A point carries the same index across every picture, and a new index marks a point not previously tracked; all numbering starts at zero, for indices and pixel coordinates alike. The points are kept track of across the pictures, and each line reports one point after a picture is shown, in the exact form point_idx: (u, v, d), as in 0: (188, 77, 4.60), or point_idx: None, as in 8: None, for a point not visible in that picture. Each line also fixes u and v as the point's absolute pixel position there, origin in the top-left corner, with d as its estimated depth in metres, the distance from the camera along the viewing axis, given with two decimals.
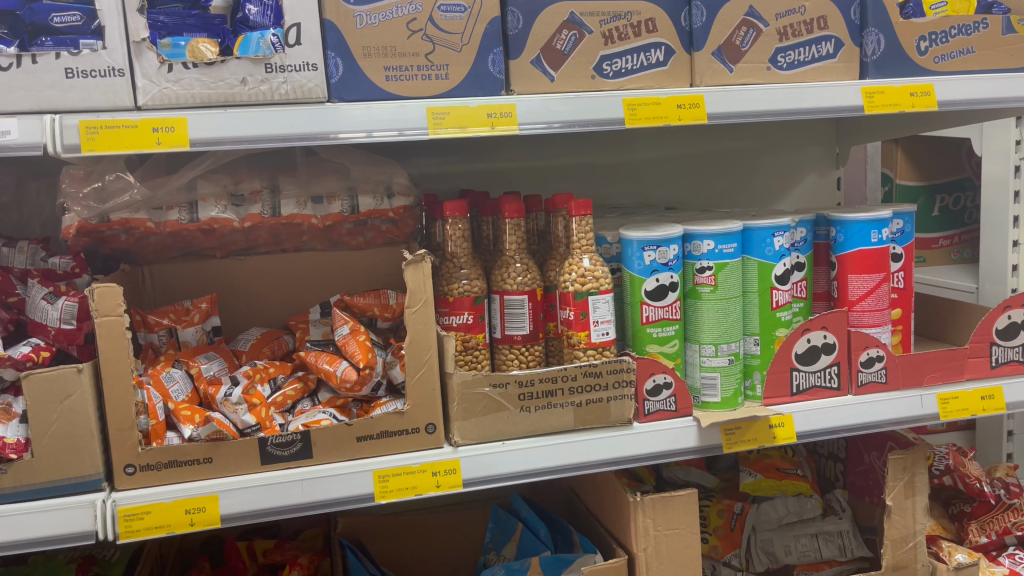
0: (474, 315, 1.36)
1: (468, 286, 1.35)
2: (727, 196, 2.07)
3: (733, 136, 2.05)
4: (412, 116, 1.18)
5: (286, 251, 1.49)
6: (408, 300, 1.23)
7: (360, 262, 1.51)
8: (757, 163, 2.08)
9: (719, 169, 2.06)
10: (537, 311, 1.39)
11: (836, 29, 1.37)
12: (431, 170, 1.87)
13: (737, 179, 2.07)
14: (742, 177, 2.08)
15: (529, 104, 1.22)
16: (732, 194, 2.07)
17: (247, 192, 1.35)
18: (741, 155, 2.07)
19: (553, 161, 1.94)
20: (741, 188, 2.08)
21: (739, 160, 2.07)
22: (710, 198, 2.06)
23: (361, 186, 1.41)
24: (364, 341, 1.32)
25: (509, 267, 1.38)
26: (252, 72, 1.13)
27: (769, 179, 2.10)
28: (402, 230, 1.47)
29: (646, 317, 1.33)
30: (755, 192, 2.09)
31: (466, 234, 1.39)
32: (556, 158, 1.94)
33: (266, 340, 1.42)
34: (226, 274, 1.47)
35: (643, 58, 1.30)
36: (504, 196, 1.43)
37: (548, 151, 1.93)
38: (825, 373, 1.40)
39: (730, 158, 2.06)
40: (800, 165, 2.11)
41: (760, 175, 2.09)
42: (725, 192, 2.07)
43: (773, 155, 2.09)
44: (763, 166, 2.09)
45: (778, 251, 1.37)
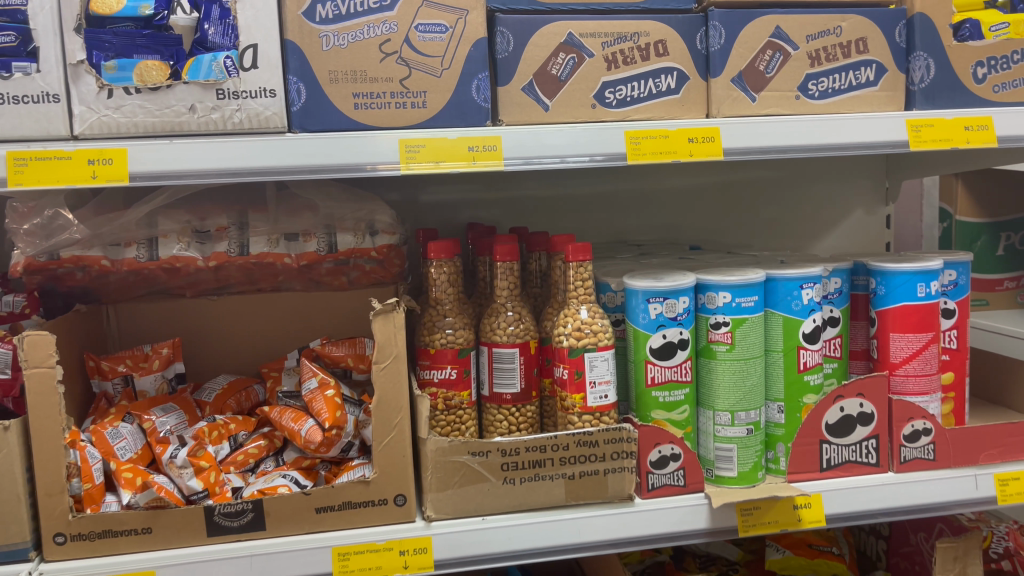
0: (458, 369, 1.21)
1: (451, 337, 1.21)
2: (761, 232, 1.89)
3: (770, 168, 1.87)
4: (381, 149, 1.05)
5: (262, 290, 1.37)
6: (376, 355, 1.09)
7: (343, 305, 1.38)
8: (797, 196, 1.90)
9: (753, 204, 1.88)
10: (530, 367, 1.23)
11: (877, 53, 1.20)
12: (434, 200, 1.72)
13: (773, 214, 1.89)
14: (778, 212, 1.89)
15: (517, 137, 1.08)
16: (767, 231, 1.89)
17: (213, 229, 1.23)
18: (778, 188, 1.89)
19: (568, 192, 1.78)
20: (778, 225, 1.90)
21: (776, 193, 1.89)
22: (743, 234, 1.89)
23: (340, 222, 1.28)
24: (332, 398, 1.18)
25: (499, 316, 1.23)
26: (202, 98, 1.02)
27: (809, 215, 1.91)
28: (389, 271, 1.33)
29: (650, 378, 1.16)
30: (794, 229, 1.91)
31: (453, 277, 1.25)
32: (572, 189, 1.78)
33: (233, 390, 1.30)
34: (196, 315, 1.35)
35: (652, 85, 1.14)
36: (499, 236, 1.28)
37: (563, 181, 1.77)
38: (861, 447, 1.22)
39: (765, 191, 1.88)
40: (845, 199, 1.92)
41: (800, 210, 1.90)
42: (759, 227, 1.89)
43: (815, 188, 1.91)
44: (803, 200, 1.90)
45: (806, 305, 1.19)
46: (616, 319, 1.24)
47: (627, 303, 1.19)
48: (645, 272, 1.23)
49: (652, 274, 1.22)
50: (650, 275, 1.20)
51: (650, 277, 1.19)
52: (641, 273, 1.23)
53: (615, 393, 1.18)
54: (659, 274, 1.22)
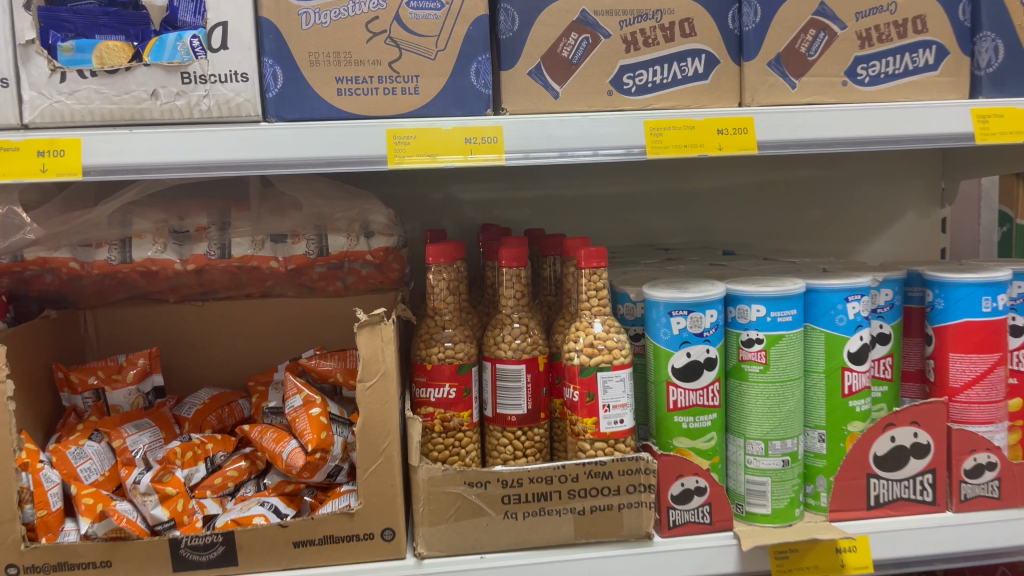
0: (457, 387, 1.09)
1: (450, 352, 1.08)
2: (801, 235, 1.74)
3: (813, 165, 1.72)
4: (366, 140, 0.93)
5: (251, 296, 1.26)
6: (361, 372, 0.97)
7: (339, 313, 1.27)
8: (842, 197, 1.74)
9: (793, 205, 1.73)
10: (538, 386, 1.11)
11: (938, 33, 1.04)
12: (443, 198, 1.60)
13: (815, 216, 1.74)
14: (820, 214, 1.74)
15: (521, 127, 0.95)
16: (809, 234, 1.74)
17: (192, 229, 1.12)
18: (822, 187, 1.73)
19: (590, 190, 1.65)
20: (822, 227, 1.75)
21: (818, 193, 1.73)
22: (781, 237, 1.74)
23: (332, 223, 1.16)
24: (318, 418, 1.07)
25: (504, 328, 1.11)
26: (165, 83, 0.91)
27: (855, 217, 1.75)
28: (388, 275, 1.22)
29: (672, 403, 1.03)
30: (838, 232, 1.75)
31: (453, 285, 1.13)
32: (594, 187, 1.65)
33: (215, 406, 1.19)
34: (180, 322, 1.25)
35: (677, 69, 1.01)
36: (508, 240, 1.16)
37: (585, 178, 1.64)
38: (914, 483, 1.07)
39: (807, 191, 1.73)
40: (896, 200, 1.75)
41: (845, 211, 1.75)
42: (799, 230, 1.74)
43: (862, 188, 1.75)
44: (849, 201, 1.74)
45: (852, 321, 1.05)
46: (635, 333, 1.10)
47: (646, 316, 1.06)
48: (668, 281, 1.10)
49: (676, 283, 1.09)
50: (673, 285, 1.07)
51: (673, 287, 1.05)
52: (663, 282, 1.10)
53: (633, 417, 1.04)
54: (684, 283, 1.08)
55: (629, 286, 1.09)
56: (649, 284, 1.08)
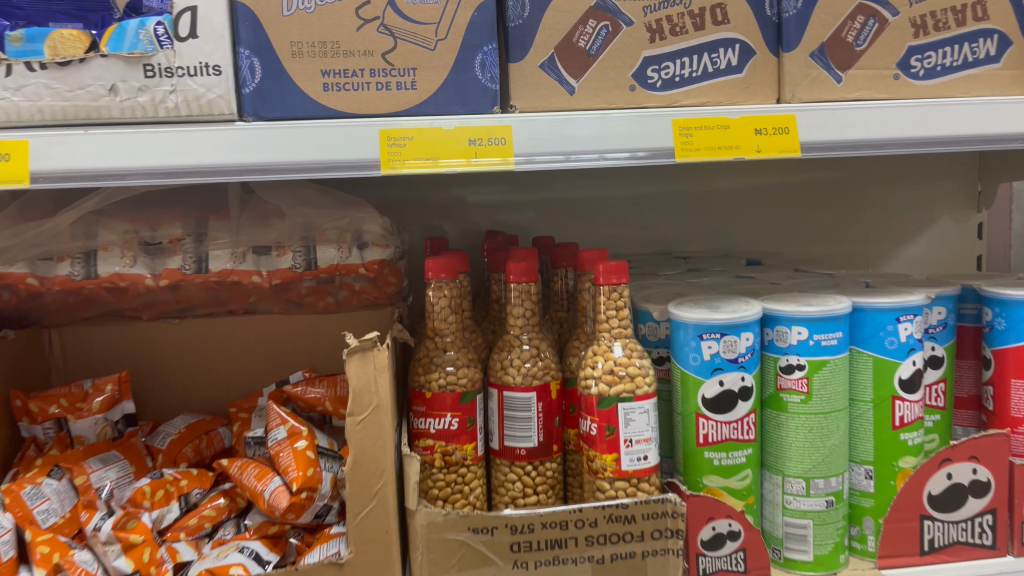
0: (460, 418, 0.97)
1: (452, 378, 0.97)
2: (828, 241, 1.63)
3: (840, 167, 1.60)
4: (357, 142, 0.82)
5: (232, 312, 1.14)
6: (352, 404, 0.86)
7: (330, 330, 1.16)
8: (871, 200, 1.62)
9: (819, 209, 1.61)
10: (550, 415, 0.99)
11: (1002, 20, 0.92)
12: (444, 201, 1.48)
13: (842, 220, 1.62)
14: (848, 218, 1.62)
15: (532, 126, 0.84)
16: (835, 241, 1.63)
17: (165, 240, 1.01)
18: (850, 190, 1.61)
19: (602, 193, 1.53)
20: (849, 233, 1.63)
21: (846, 196, 1.61)
22: (806, 243, 1.62)
23: (321, 233, 1.05)
24: (303, 451, 0.95)
25: (511, 351, 0.99)
26: (125, 76, 0.80)
27: (886, 221, 1.63)
28: (383, 288, 1.11)
29: (702, 437, 0.91)
30: (866, 237, 1.63)
31: (456, 302, 1.01)
32: (606, 190, 1.53)
33: (192, 435, 1.07)
34: (155, 342, 1.14)
35: (708, 61, 0.89)
36: (516, 252, 1.05)
37: (597, 181, 1.52)
38: (972, 525, 0.95)
39: (834, 193, 1.61)
40: (929, 204, 1.63)
41: (874, 215, 1.63)
42: (825, 235, 1.62)
43: (893, 190, 1.63)
44: (879, 204, 1.62)
45: (904, 344, 0.93)
46: (658, 356, 0.99)
47: (673, 338, 0.94)
48: (696, 298, 0.98)
49: (705, 300, 0.97)
50: (702, 302, 0.95)
51: (702, 305, 0.94)
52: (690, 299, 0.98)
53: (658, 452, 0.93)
54: (713, 300, 0.97)
55: (652, 304, 0.98)
56: (675, 302, 0.96)
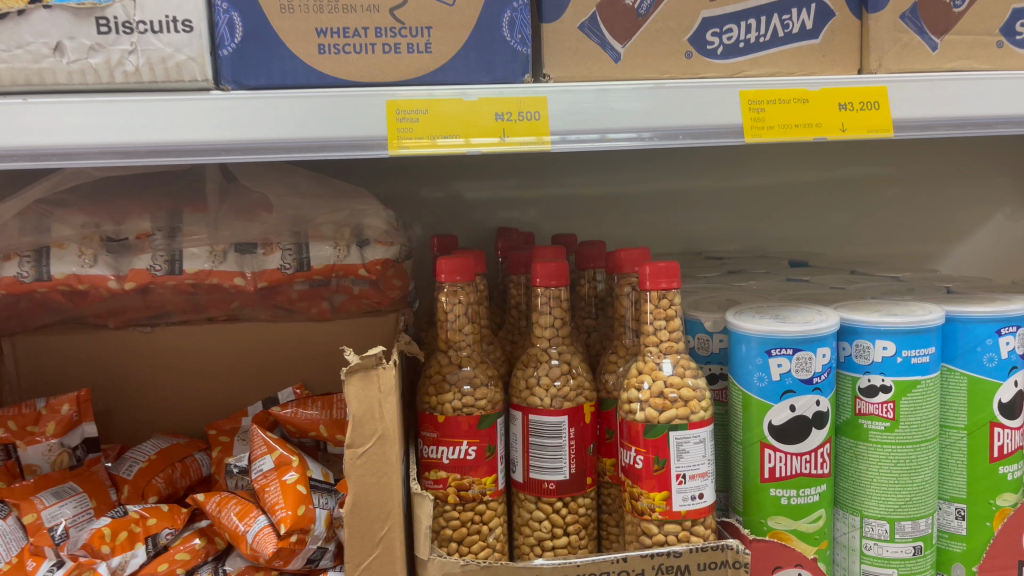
0: (479, 446, 0.82)
1: (469, 400, 0.82)
2: (886, 241, 1.44)
3: (888, 158, 1.41)
4: (358, 116, 0.67)
5: (212, 320, 0.99)
6: (351, 434, 0.71)
7: (324, 339, 1.01)
8: (921, 196, 1.43)
9: (872, 204, 1.42)
10: (584, 443, 0.84)
11: None
12: (451, 195, 1.32)
13: (893, 218, 1.44)
14: (908, 215, 1.44)
15: (573, 99, 0.69)
16: (882, 239, 1.44)
17: (132, 236, 0.86)
18: (908, 184, 1.43)
19: (630, 189, 1.36)
20: (897, 232, 1.44)
21: (905, 190, 1.43)
22: (859, 243, 1.44)
23: (316, 229, 0.90)
24: (293, 485, 0.81)
25: (538, 367, 0.85)
26: (73, 33, 0.65)
27: (951, 219, 1.45)
28: (384, 293, 0.98)
29: (767, 471, 0.77)
30: (926, 238, 1.45)
31: (474, 309, 0.86)
32: (634, 184, 1.36)
33: (163, 462, 0.92)
34: (122, 353, 0.98)
35: (779, 23, 0.75)
36: (543, 250, 0.91)
37: (613, 175, 1.34)
38: None
39: (891, 188, 1.42)
40: (1002, 198, 1.45)
41: (938, 211, 1.44)
42: (881, 234, 1.44)
43: (950, 184, 1.44)
44: (944, 201, 1.44)
45: (1005, 362, 0.79)
46: (709, 373, 0.85)
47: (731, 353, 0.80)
48: (754, 305, 0.84)
49: (766, 308, 0.83)
50: (764, 311, 0.81)
51: (767, 315, 0.79)
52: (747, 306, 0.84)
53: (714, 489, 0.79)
54: (777, 308, 0.82)
55: (702, 313, 0.84)
56: (732, 311, 0.82)
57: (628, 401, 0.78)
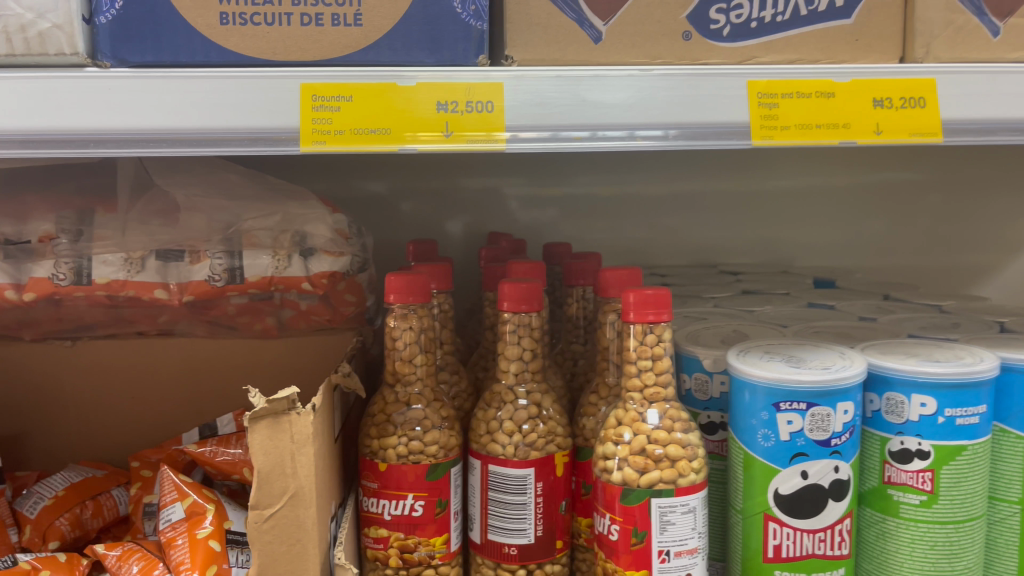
0: (427, 502, 0.69)
1: (416, 447, 0.69)
2: (931, 257, 1.26)
3: (937, 162, 1.23)
4: (264, 102, 0.54)
5: (143, 335, 0.86)
6: (256, 493, 0.58)
7: (269, 358, 0.87)
8: (976, 207, 1.25)
9: (919, 214, 1.25)
10: (554, 499, 0.71)
11: None
12: (447, 185, 1.15)
13: (941, 231, 1.26)
14: (958, 229, 1.26)
15: (536, 87, 0.56)
16: (927, 255, 1.26)
17: (33, 238, 0.73)
18: (960, 193, 1.25)
19: (648, 185, 1.20)
20: (945, 248, 1.26)
21: (955, 199, 1.25)
22: (903, 258, 1.26)
23: (251, 236, 0.77)
24: (204, 542, 0.68)
25: (501, 408, 0.71)
26: None
27: (1010, 234, 1.26)
28: (338, 313, 0.86)
29: (772, 549, 0.63)
30: (980, 255, 1.27)
31: (428, 336, 0.73)
32: (652, 181, 1.19)
33: (72, 499, 0.79)
34: (37, 369, 0.86)
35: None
36: (518, 266, 0.77)
37: (626, 170, 1.18)
38: None
39: (941, 195, 1.24)
40: None
41: (996, 224, 1.26)
42: (927, 249, 1.26)
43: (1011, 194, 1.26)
44: (1001, 213, 1.25)
45: None
46: (707, 422, 0.71)
47: (731, 401, 0.66)
48: (765, 343, 0.69)
49: (778, 347, 0.68)
50: (775, 351, 0.66)
51: (778, 357, 0.64)
52: (756, 342, 0.70)
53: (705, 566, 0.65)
54: (792, 347, 0.68)
55: (701, 349, 0.70)
56: (737, 349, 0.68)
57: (602, 459, 0.64)
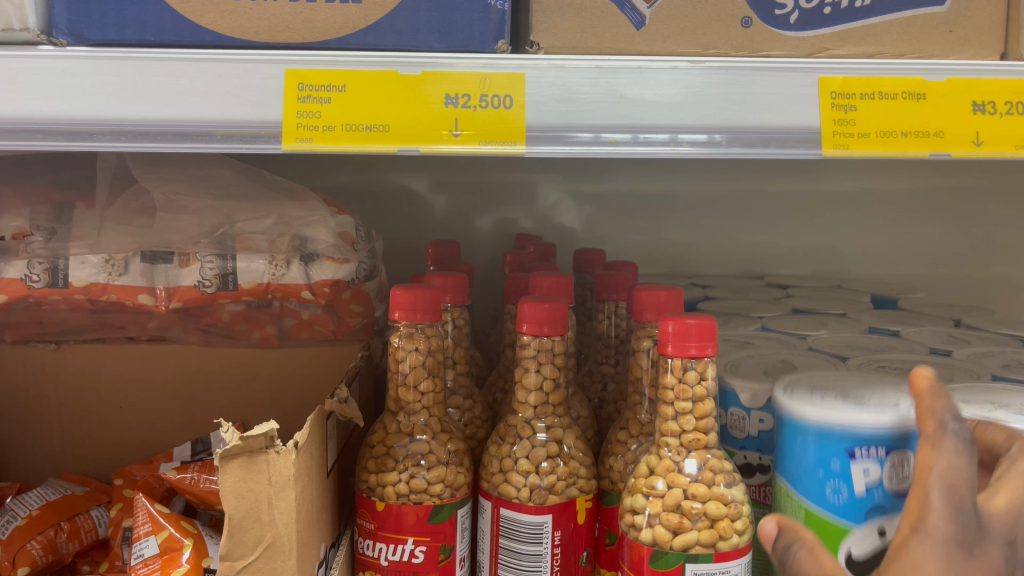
0: (431, 548, 0.61)
1: (419, 485, 0.61)
2: (1005, 273, 1.14)
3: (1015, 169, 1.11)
4: (240, 91, 0.46)
5: (133, 341, 0.79)
6: (226, 543, 0.50)
7: (267, 370, 0.79)
8: None
9: (993, 226, 1.13)
10: (574, 550, 0.62)
11: None
12: (472, 182, 1.06)
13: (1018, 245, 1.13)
14: None
15: (563, 78, 0.47)
16: (1001, 271, 1.14)
17: (6, 234, 0.66)
18: None
19: (692, 187, 1.10)
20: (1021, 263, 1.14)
21: None
22: (972, 274, 1.14)
23: (246, 237, 0.69)
24: None
25: (517, 444, 0.62)
26: None
27: None
28: (336, 325, 0.79)
29: None
30: None
31: (437, 357, 0.65)
32: (697, 183, 1.10)
33: (46, 519, 0.72)
34: (18, 374, 0.79)
35: None
36: (543, 280, 0.68)
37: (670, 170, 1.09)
38: None
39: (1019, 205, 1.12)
40: None
41: None
42: (1000, 264, 1.14)
43: None
44: None
45: None
46: (744, 464, 0.62)
47: (780, 444, 0.57)
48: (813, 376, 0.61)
49: (825, 381, 0.60)
50: (826, 386, 0.58)
51: (833, 394, 0.56)
52: (800, 375, 0.60)
53: None
54: (837, 380, 0.59)
55: (738, 380, 0.62)
56: (782, 383, 0.59)
57: (630, 512, 0.56)
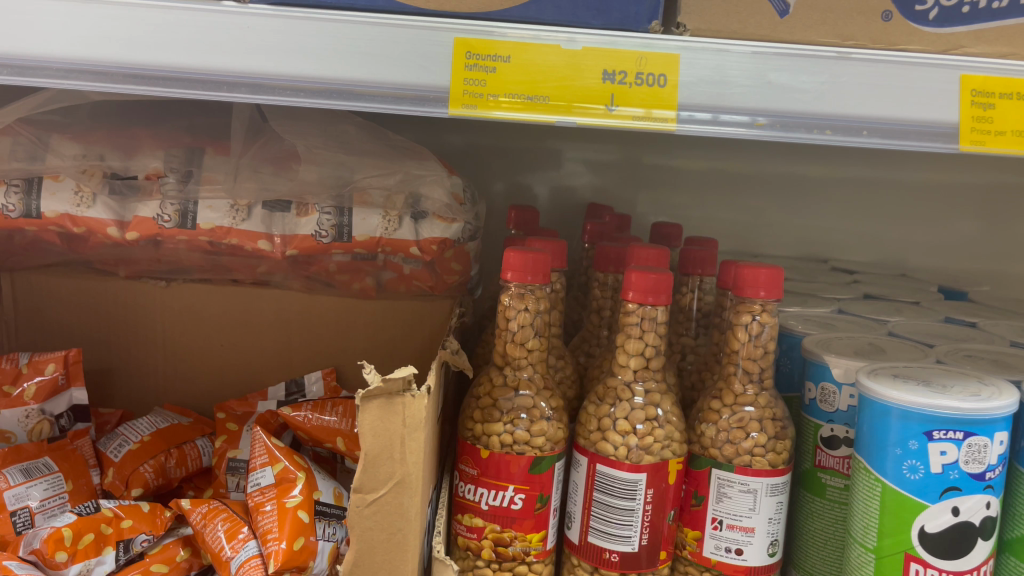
0: (529, 496, 0.64)
1: (522, 437, 0.64)
2: None
3: None
4: (410, 56, 0.48)
5: (237, 283, 0.83)
6: (360, 476, 0.54)
7: (365, 320, 0.83)
8: None
9: None
10: (663, 507, 0.65)
11: None
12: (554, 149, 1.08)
13: None
14: None
15: (716, 62, 0.49)
16: None
17: (140, 175, 0.70)
18: None
19: (754, 167, 1.09)
20: None
21: None
22: None
23: (364, 192, 0.73)
24: (295, 513, 0.64)
25: (616, 405, 0.66)
26: None
27: None
28: (437, 281, 0.82)
29: None
30: None
31: (543, 318, 0.68)
32: (759, 164, 1.08)
33: (156, 445, 0.77)
34: (129, 308, 0.83)
35: None
36: (643, 251, 0.71)
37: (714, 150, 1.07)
38: None
39: None
40: None
41: None
42: None
43: None
44: None
45: None
46: (829, 435, 0.67)
47: (859, 425, 0.60)
48: (902, 364, 0.64)
49: (909, 370, 0.62)
50: (907, 375, 0.61)
51: (913, 381, 0.59)
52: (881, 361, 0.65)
53: (765, 549, 0.66)
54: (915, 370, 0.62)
55: (833, 357, 0.66)
56: (864, 369, 0.62)
57: None
